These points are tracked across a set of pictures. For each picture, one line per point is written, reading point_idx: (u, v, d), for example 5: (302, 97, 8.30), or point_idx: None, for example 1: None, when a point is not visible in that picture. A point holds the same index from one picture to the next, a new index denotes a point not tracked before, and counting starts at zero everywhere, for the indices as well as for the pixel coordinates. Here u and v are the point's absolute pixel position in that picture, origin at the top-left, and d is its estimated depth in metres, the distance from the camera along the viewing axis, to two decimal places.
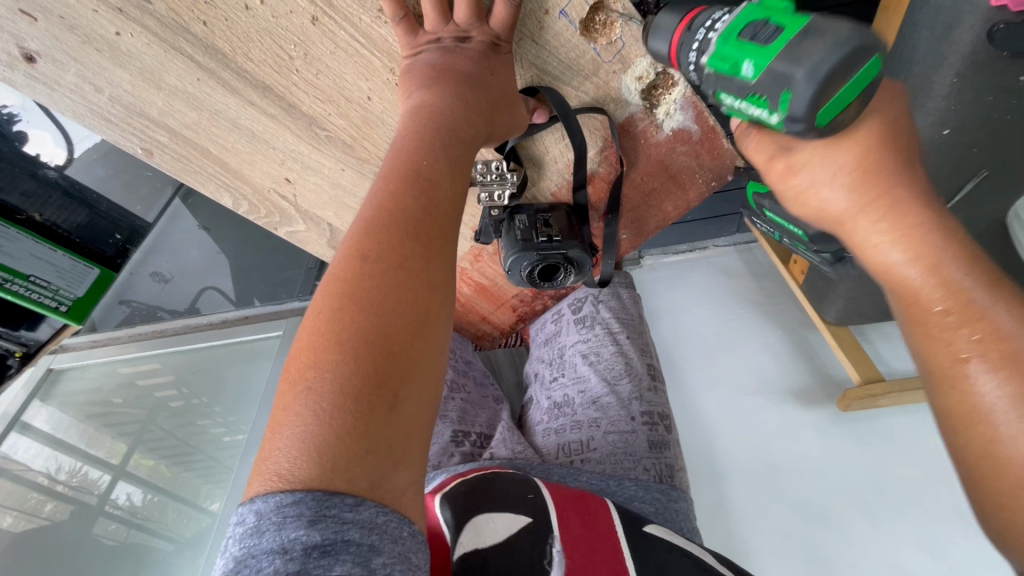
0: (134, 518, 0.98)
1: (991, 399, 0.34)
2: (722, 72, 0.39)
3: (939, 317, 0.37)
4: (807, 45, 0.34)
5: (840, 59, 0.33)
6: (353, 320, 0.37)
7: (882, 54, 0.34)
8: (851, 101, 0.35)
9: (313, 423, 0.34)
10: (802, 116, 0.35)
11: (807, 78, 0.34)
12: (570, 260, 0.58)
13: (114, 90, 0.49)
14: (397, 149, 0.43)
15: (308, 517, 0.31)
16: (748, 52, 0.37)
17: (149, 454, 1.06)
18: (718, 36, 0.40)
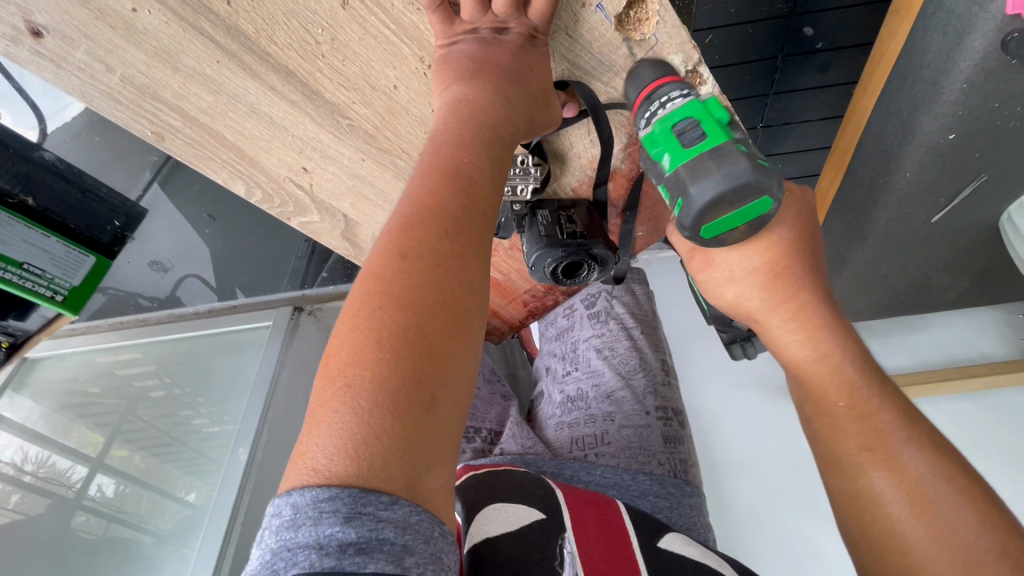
0: (110, 510, 0.89)
1: (882, 488, 0.44)
2: (650, 154, 0.47)
3: (841, 411, 0.46)
4: (711, 167, 0.43)
5: (730, 187, 0.42)
6: (393, 316, 0.36)
7: (770, 196, 0.43)
8: (733, 226, 0.45)
9: (351, 419, 0.32)
10: (688, 225, 0.45)
11: (697, 196, 0.43)
12: (594, 257, 0.57)
13: (126, 70, 0.47)
14: (436, 144, 0.42)
15: (344, 514, 0.30)
16: (671, 148, 0.45)
17: (126, 445, 0.97)
18: (658, 119, 0.46)
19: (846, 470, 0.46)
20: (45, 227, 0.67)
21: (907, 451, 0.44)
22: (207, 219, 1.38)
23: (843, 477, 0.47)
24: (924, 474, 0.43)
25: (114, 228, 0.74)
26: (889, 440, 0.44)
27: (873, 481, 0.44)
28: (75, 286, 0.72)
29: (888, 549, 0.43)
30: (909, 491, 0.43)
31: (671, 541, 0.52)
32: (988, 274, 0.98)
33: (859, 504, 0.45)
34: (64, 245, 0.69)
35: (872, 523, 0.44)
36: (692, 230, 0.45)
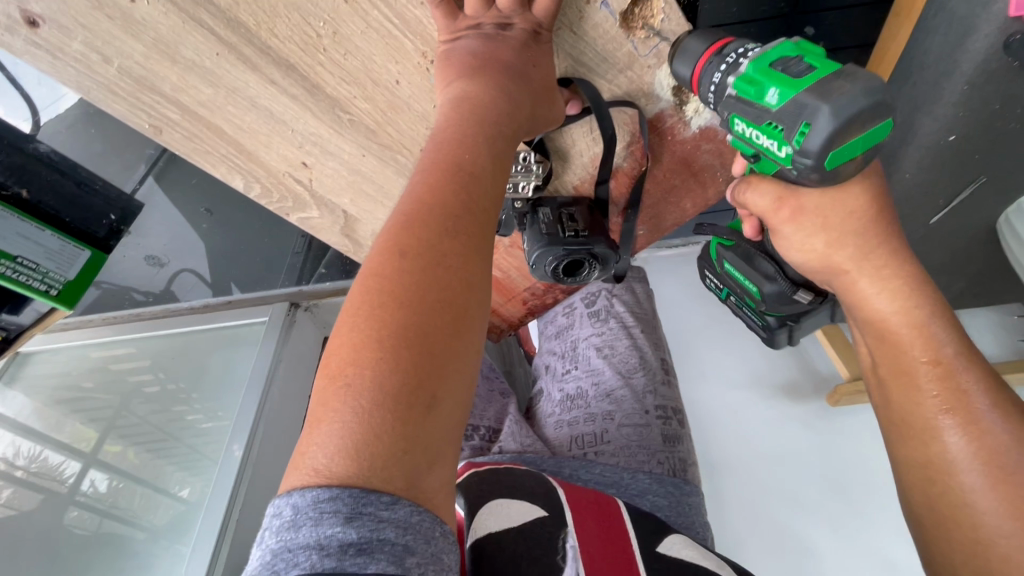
0: (103, 506, 0.89)
1: (956, 451, 0.44)
2: (747, 97, 0.43)
3: (925, 368, 0.45)
4: (836, 86, 0.39)
5: (868, 103, 0.38)
6: (394, 315, 0.35)
7: (895, 117, 0.40)
8: (855, 155, 0.40)
9: (351, 419, 0.32)
10: (814, 153, 0.40)
11: (829, 115, 0.38)
12: (596, 255, 0.57)
13: (124, 61, 0.46)
14: (437, 141, 0.42)
15: (345, 515, 0.30)
16: (776, 81, 0.41)
17: (120, 441, 0.97)
18: (750, 61, 0.43)
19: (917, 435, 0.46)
20: (39, 220, 0.66)
21: (990, 417, 0.43)
22: (205, 214, 1.36)
23: (912, 446, 0.47)
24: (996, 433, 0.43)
25: (110, 223, 0.72)
26: (968, 402, 0.44)
27: (945, 442, 0.44)
28: (70, 279, 0.72)
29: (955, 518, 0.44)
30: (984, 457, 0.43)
31: (670, 545, 0.51)
32: (984, 276, 0.99)
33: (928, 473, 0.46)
34: (59, 239, 0.68)
35: (940, 494, 0.45)
36: (820, 162, 0.40)
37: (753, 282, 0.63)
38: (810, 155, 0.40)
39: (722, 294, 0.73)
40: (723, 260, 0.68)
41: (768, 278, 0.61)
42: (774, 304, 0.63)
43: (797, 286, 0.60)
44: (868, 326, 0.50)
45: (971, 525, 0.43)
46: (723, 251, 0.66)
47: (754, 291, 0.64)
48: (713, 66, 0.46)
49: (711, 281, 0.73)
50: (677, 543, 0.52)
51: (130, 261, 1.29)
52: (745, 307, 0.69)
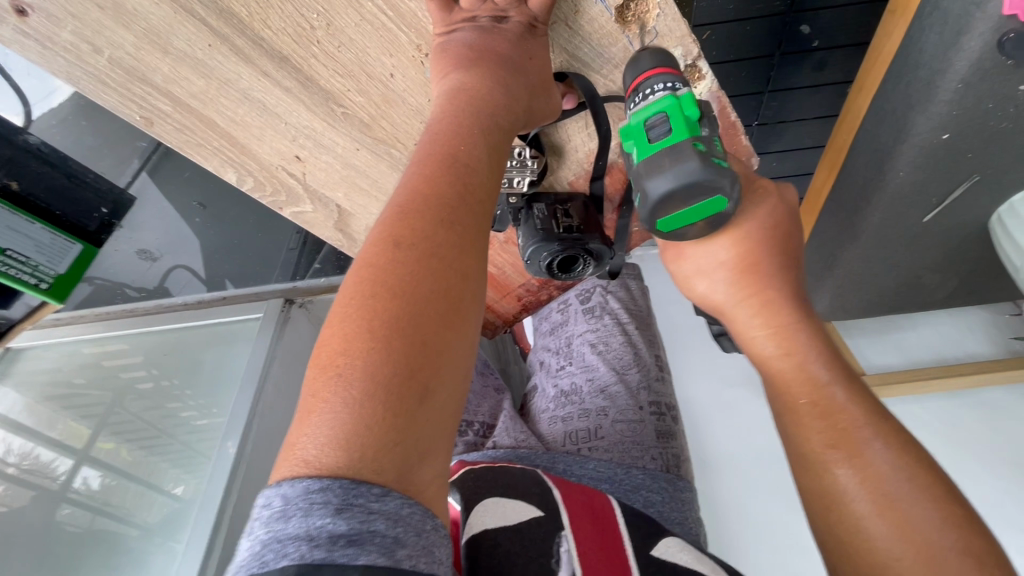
0: (95, 502, 0.88)
1: (848, 485, 0.43)
2: (625, 146, 0.50)
3: (804, 407, 0.47)
4: (667, 162, 0.45)
5: (680, 187, 0.45)
6: (387, 307, 0.35)
7: (725, 197, 0.46)
8: (688, 223, 0.48)
9: (343, 410, 0.32)
10: (644, 218, 0.49)
11: (649, 193, 0.46)
12: (590, 251, 0.57)
13: (115, 52, 0.46)
14: (432, 133, 0.42)
15: (335, 505, 0.29)
16: (640, 141, 0.47)
17: (114, 437, 0.96)
18: (636, 111, 0.47)
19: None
20: (29, 212, 0.65)
21: (876, 450, 0.43)
22: (198, 208, 1.37)
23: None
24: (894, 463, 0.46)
25: (101, 216, 0.72)
26: (851, 437, 0.44)
27: (838, 475, 0.44)
28: (59, 273, 0.70)
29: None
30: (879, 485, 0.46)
31: (665, 548, 0.51)
32: (977, 274, 0.99)
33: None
34: (49, 232, 0.67)
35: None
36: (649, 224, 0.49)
37: None
38: (641, 217, 0.49)
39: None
40: None
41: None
42: (705, 322, 0.62)
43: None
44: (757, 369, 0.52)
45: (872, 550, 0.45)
46: None
47: None
48: (626, 100, 0.49)
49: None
50: (669, 544, 0.52)
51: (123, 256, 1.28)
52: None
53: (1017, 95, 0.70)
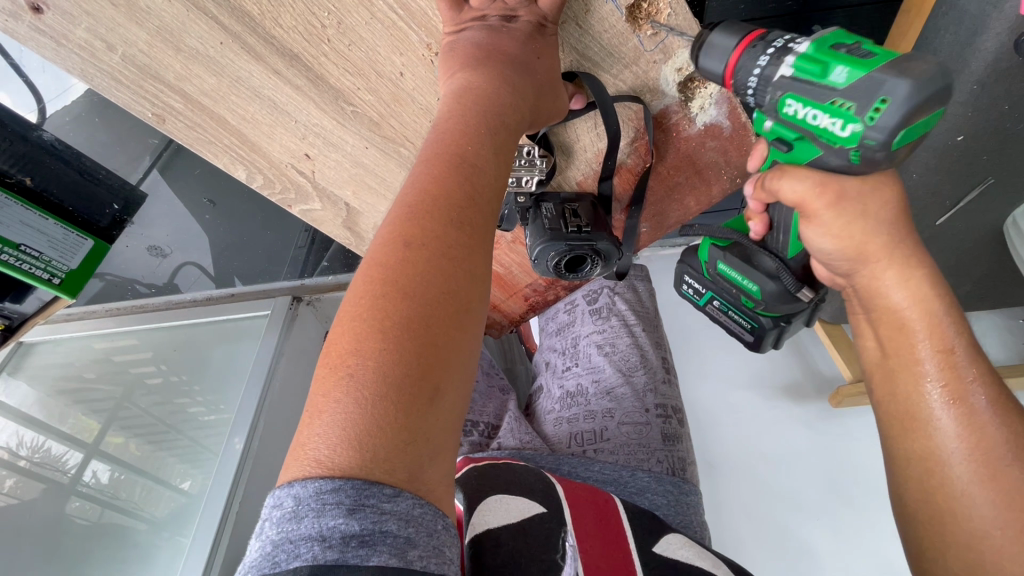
0: (104, 496, 0.89)
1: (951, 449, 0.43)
2: (810, 77, 0.44)
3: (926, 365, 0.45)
4: (912, 65, 0.39)
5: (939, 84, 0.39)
6: (397, 306, 0.35)
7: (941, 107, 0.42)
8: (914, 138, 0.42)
9: (354, 411, 0.32)
10: (884, 132, 0.40)
11: (907, 92, 0.39)
12: (597, 252, 0.57)
13: (128, 49, 0.46)
14: (440, 131, 0.42)
15: (348, 506, 0.30)
16: (842, 60, 0.42)
17: (121, 432, 0.97)
18: (806, 44, 0.44)
19: (916, 427, 0.45)
20: (42, 208, 0.66)
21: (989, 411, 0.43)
22: (208, 205, 1.36)
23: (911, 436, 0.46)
24: (988, 420, 0.42)
25: (113, 212, 0.72)
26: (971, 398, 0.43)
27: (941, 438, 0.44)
28: (71, 269, 0.71)
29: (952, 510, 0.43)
30: (981, 453, 0.42)
31: (667, 545, 0.51)
32: (991, 278, 0.98)
33: (926, 467, 0.45)
34: (62, 228, 0.68)
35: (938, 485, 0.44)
36: (888, 142, 0.41)
37: (755, 279, 0.60)
38: (878, 134, 0.41)
39: (702, 300, 0.70)
40: (714, 262, 0.64)
41: (772, 275, 0.58)
42: (773, 303, 0.60)
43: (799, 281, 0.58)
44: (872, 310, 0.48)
45: (963, 519, 0.42)
46: (717, 252, 0.63)
47: (755, 292, 0.61)
48: (751, 57, 0.46)
49: (691, 285, 0.70)
50: (671, 542, 0.51)
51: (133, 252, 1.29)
52: (732, 312, 0.66)
53: None
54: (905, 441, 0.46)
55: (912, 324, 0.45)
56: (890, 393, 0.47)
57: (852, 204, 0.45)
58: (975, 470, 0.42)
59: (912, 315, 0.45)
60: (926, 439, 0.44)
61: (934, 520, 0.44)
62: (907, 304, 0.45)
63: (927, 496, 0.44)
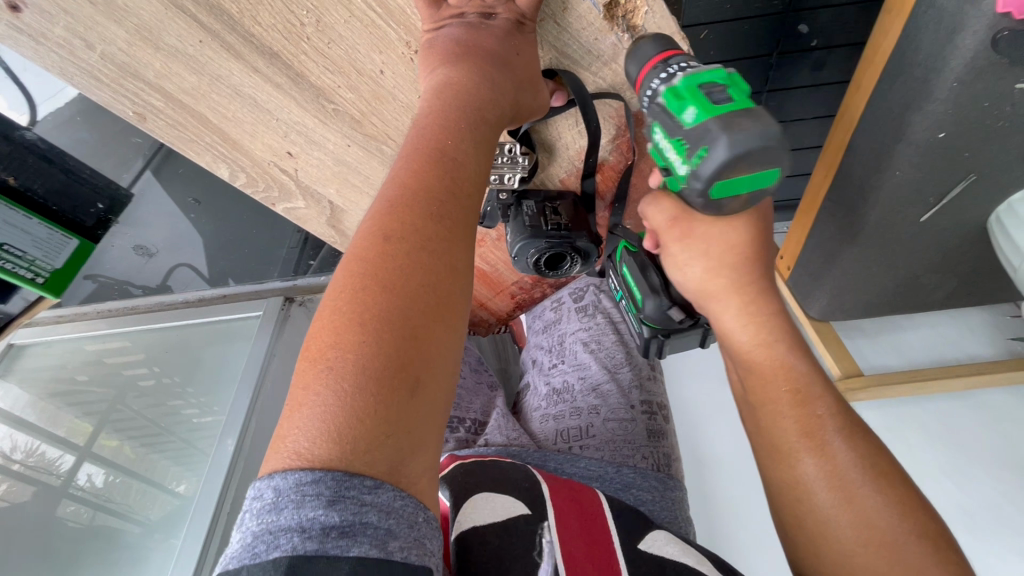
0: (99, 499, 0.89)
1: (813, 479, 0.43)
2: (670, 110, 0.43)
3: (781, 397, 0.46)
4: (742, 123, 0.39)
5: (758, 146, 0.39)
6: (378, 299, 0.35)
7: (779, 169, 0.40)
8: (739, 194, 0.41)
9: (334, 403, 0.32)
10: (704, 178, 0.40)
11: (724, 146, 0.39)
12: (577, 249, 0.57)
13: (107, 48, 0.46)
14: (420, 126, 0.42)
15: (328, 498, 0.30)
16: (696, 101, 0.41)
17: (115, 434, 0.97)
18: (681, 76, 0.42)
19: (782, 457, 0.45)
20: (26, 208, 0.66)
21: (837, 442, 0.44)
22: (193, 205, 1.37)
23: (779, 467, 0.45)
24: (841, 455, 0.43)
25: (97, 211, 0.73)
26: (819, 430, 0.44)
27: (801, 466, 0.44)
28: (57, 268, 0.71)
29: (821, 537, 0.43)
30: (838, 479, 0.43)
31: (652, 543, 0.50)
32: (976, 275, 0.98)
33: (795, 494, 0.44)
34: (46, 227, 0.68)
35: (807, 512, 0.44)
36: (701, 191, 0.41)
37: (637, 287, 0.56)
38: (700, 179, 0.41)
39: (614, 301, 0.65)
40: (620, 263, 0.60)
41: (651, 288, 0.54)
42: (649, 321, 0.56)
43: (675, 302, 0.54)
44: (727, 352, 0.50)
45: (831, 541, 0.42)
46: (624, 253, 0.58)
47: (637, 300, 0.57)
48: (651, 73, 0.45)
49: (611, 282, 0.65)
50: (656, 538, 0.51)
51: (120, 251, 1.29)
52: None
53: (1014, 94, 0.70)
54: (775, 470, 0.46)
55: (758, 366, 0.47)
56: (756, 427, 0.48)
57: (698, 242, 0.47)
58: (835, 494, 0.42)
59: (761, 354, 0.47)
60: (791, 468, 0.44)
61: (808, 545, 0.44)
62: (753, 347, 0.47)
63: (799, 519, 0.44)
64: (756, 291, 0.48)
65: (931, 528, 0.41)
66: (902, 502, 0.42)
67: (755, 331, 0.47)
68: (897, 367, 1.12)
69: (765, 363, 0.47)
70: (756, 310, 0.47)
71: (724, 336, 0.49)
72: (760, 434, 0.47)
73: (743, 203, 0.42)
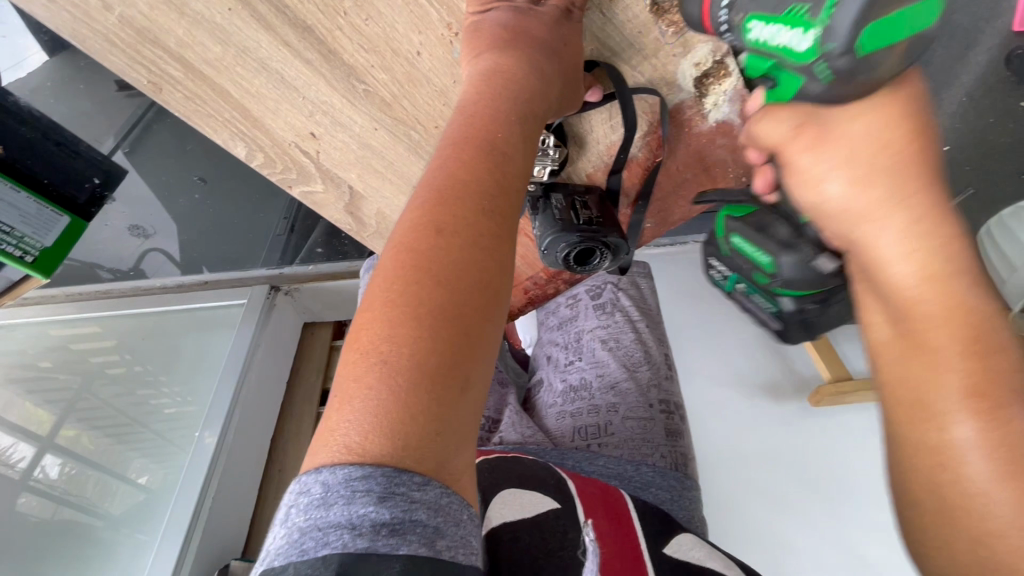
0: (56, 492, 0.97)
1: (969, 445, 0.38)
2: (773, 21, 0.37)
3: (943, 348, 0.40)
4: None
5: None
6: (430, 292, 0.33)
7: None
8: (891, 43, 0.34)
9: (386, 397, 0.31)
10: (841, 39, 0.33)
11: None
12: (607, 244, 0.56)
13: (126, 10, 0.42)
14: (468, 114, 0.40)
15: (378, 494, 0.28)
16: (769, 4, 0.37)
17: (78, 424, 1.05)
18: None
19: (930, 416, 0.40)
20: (16, 180, 0.61)
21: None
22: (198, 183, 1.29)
23: (924, 427, 0.40)
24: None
25: (91, 185, 0.68)
26: (997, 390, 0.38)
27: (955, 431, 0.39)
28: (46, 246, 0.67)
29: (964, 510, 0.38)
30: (1005, 447, 0.37)
31: (677, 548, 0.51)
32: None
33: (940, 460, 0.39)
34: (34, 202, 0.63)
35: (952, 483, 0.38)
36: (849, 48, 0.33)
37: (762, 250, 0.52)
38: (836, 40, 0.33)
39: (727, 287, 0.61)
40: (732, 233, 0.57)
41: (783, 245, 0.50)
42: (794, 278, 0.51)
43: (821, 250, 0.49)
44: (880, 292, 0.43)
45: (978, 516, 0.37)
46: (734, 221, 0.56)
47: (764, 264, 0.52)
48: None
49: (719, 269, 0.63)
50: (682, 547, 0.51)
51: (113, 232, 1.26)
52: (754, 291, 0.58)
53: None
54: (917, 431, 0.41)
55: (920, 305, 0.41)
56: (902, 371, 0.42)
57: (834, 146, 0.42)
58: (997, 467, 0.36)
59: (933, 298, 0.40)
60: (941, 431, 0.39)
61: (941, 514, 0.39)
62: (919, 282, 0.40)
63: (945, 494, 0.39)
64: (923, 200, 0.40)
65: None
66: None
67: (922, 262, 0.40)
68: None
69: (928, 304, 0.40)
70: (919, 232, 0.40)
71: (876, 266, 0.43)
72: (899, 391, 0.42)
73: (898, 55, 0.35)
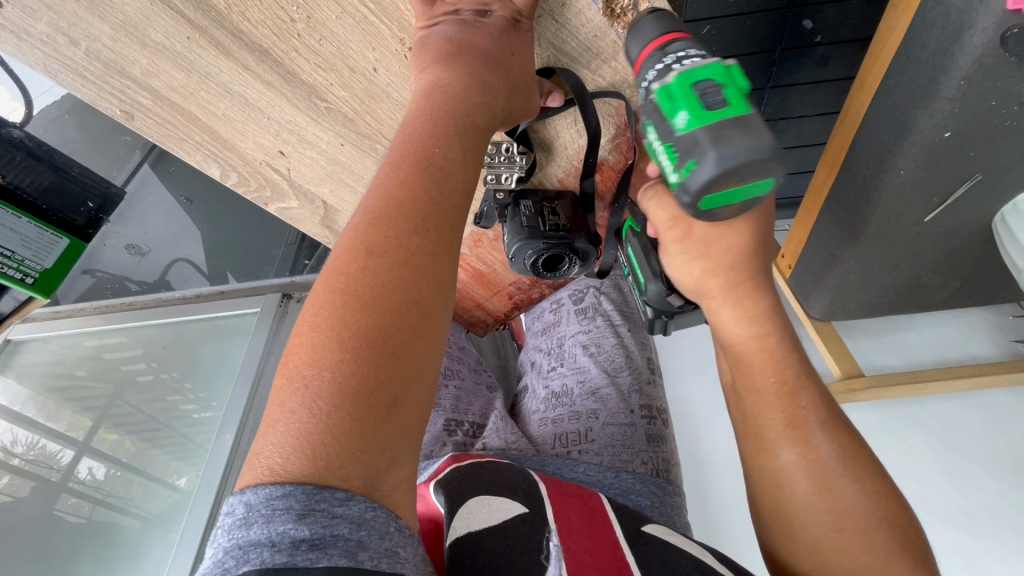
0: (98, 493, 0.93)
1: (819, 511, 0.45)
2: (662, 110, 0.40)
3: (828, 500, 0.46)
4: (733, 134, 0.37)
5: (749, 160, 0.37)
6: (358, 313, 0.34)
7: (772, 179, 0.38)
8: (732, 203, 0.40)
9: (308, 420, 0.31)
10: (692, 192, 0.39)
11: (713, 161, 0.37)
12: (576, 250, 0.56)
13: (92, 44, 0.45)
14: (407, 131, 0.41)
15: (298, 511, 0.29)
16: (688, 104, 0.38)
17: (115, 428, 1.01)
18: (677, 74, 0.40)
19: (765, 446, 0.49)
20: (16, 207, 0.72)
21: (819, 437, 0.47)
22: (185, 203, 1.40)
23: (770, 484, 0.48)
24: (827, 463, 0.46)
25: (88, 209, 0.81)
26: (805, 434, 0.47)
27: (780, 457, 0.48)
28: (45, 268, 0.79)
29: (793, 519, 0.47)
30: (831, 508, 0.45)
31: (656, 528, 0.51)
32: (979, 275, 0.98)
33: (774, 481, 0.48)
34: (35, 226, 0.74)
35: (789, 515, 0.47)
36: (695, 201, 0.39)
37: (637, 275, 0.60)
38: (688, 192, 0.39)
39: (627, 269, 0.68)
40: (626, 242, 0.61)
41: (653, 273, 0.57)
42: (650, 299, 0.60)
43: (673, 290, 0.56)
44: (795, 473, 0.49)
45: None
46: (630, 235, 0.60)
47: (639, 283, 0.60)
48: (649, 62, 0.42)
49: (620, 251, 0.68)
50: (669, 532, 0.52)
51: (111, 250, 1.31)
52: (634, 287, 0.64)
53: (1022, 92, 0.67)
54: (756, 460, 0.49)
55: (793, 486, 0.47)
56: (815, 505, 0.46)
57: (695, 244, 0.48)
58: (812, 482, 0.46)
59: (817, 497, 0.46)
60: (773, 457, 0.48)
61: (782, 526, 0.48)
62: (746, 340, 0.50)
63: (776, 504, 0.48)
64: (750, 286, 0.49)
65: (896, 520, 0.46)
66: (868, 498, 0.46)
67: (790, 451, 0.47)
68: (898, 367, 1.12)
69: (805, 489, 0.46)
70: (750, 304, 0.49)
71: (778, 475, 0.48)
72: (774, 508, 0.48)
73: (734, 211, 0.40)
